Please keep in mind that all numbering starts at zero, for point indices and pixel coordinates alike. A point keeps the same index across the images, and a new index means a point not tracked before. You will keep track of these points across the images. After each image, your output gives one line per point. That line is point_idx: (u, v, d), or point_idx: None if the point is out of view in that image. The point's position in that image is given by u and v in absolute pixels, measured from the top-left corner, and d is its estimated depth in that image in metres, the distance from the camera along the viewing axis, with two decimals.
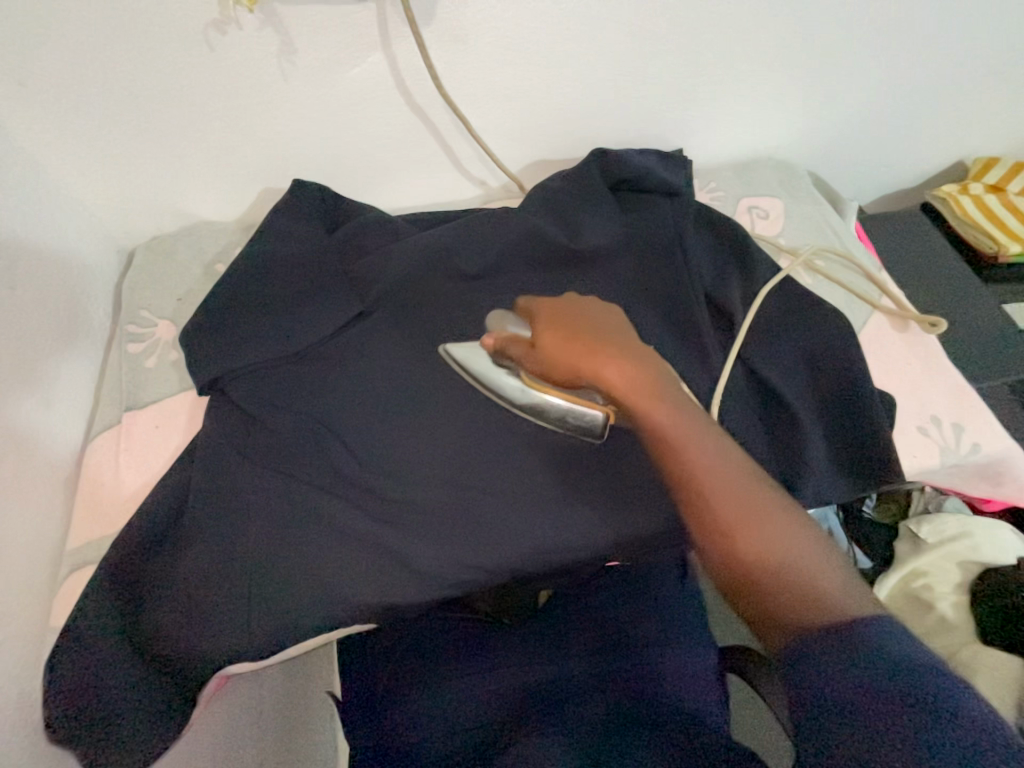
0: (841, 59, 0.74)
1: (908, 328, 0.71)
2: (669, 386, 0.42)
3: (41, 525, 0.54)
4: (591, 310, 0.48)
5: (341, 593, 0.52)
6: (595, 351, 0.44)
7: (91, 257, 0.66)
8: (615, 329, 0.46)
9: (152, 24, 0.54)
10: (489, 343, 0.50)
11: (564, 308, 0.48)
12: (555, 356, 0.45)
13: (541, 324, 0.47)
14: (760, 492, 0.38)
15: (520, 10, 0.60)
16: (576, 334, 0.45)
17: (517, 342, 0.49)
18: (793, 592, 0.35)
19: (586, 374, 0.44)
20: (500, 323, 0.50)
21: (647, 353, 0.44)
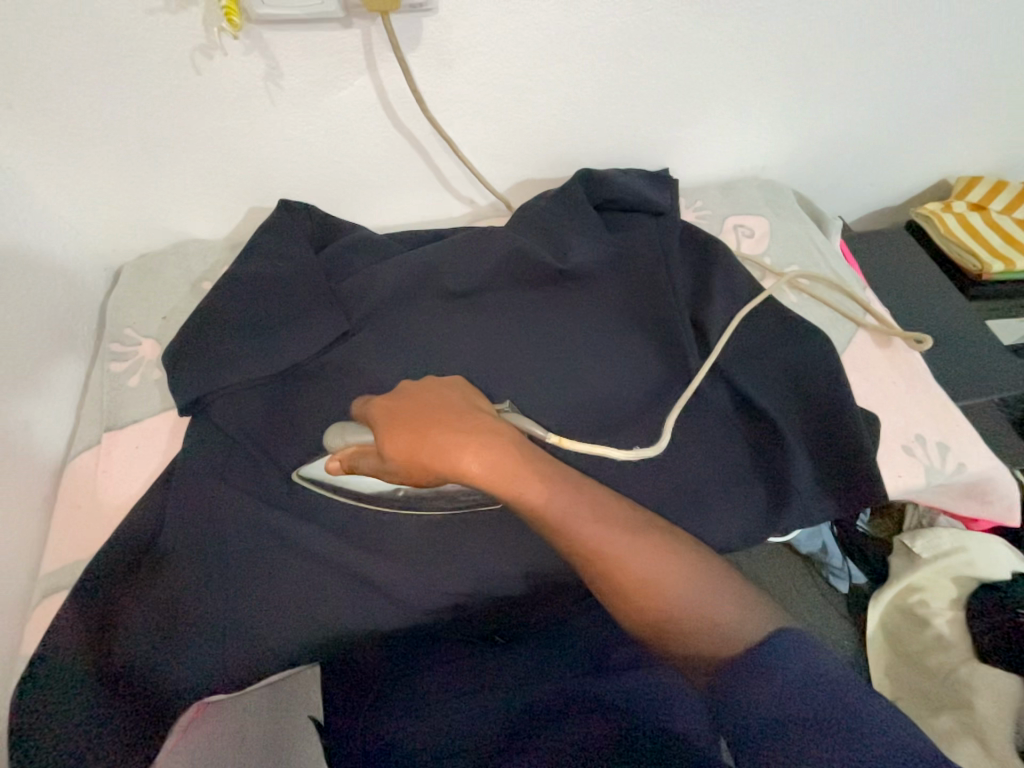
0: (821, 83, 0.76)
1: (892, 345, 0.72)
2: (534, 463, 0.44)
3: (16, 549, 0.53)
4: (429, 395, 0.48)
5: (322, 617, 0.51)
6: (446, 448, 0.43)
7: (77, 275, 0.66)
8: (460, 411, 0.46)
9: (138, 49, 0.54)
10: (336, 463, 0.49)
11: (406, 402, 0.47)
12: (409, 460, 0.44)
13: (383, 427, 0.46)
14: (649, 549, 0.42)
15: (504, 36, 0.61)
16: (421, 429, 0.44)
17: (364, 454, 0.48)
18: (696, 630, 0.40)
19: (447, 473, 0.43)
20: (342, 437, 0.49)
21: (503, 432, 0.45)
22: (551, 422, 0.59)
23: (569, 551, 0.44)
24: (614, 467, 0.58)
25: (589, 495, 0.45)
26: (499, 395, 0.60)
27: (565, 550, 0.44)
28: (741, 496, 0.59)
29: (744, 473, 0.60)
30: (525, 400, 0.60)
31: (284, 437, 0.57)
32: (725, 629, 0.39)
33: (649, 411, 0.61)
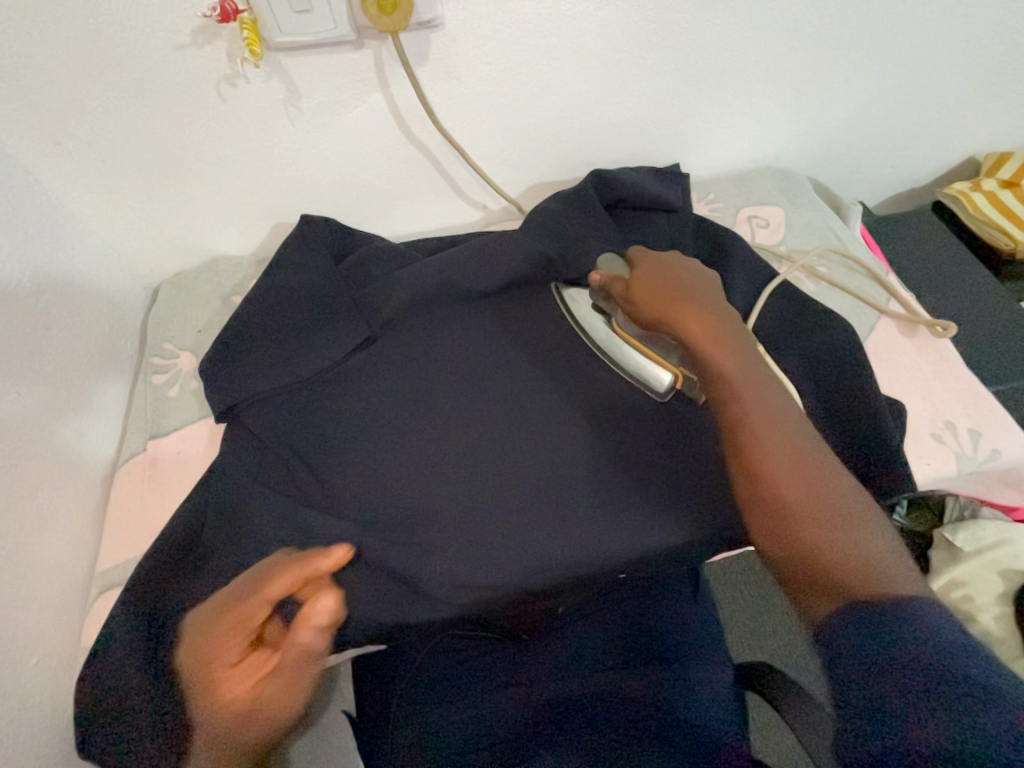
0: (834, 67, 0.74)
1: (917, 332, 0.70)
2: (746, 353, 0.49)
3: (72, 552, 0.57)
4: (684, 271, 0.57)
5: (351, 614, 0.53)
6: (678, 303, 0.53)
7: (119, 294, 0.71)
8: (702, 295, 0.54)
9: (171, 83, 0.58)
10: (596, 280, 0.61)
11: (665, 269, 0.57)
12: (645, 301, 0.55)
13: (643, 273, 0.57)
14: (819, 461, 0.43)
15: (509, 45, 0.63)
16: (666, 285, 0.55)
17: (616, 283, 0.59)
18: (837, 554, 0.38)
19: (667, 319, 0.53)
20: (610, 268, 0.62)
21: (731, 317, 0.52)
22: (569, 420, 0.60)
23: (734, 419, 0.46)
24: (634, 463, 0.58)
25: (783, 395, 0.47)
26: (517, 395, 0.61)
27: (729, 424, 0.46)
28: None
29: None
30: (542, 399, 0.61)
31: (311, 441, 0.59)
32: (863, 566, 0.37)
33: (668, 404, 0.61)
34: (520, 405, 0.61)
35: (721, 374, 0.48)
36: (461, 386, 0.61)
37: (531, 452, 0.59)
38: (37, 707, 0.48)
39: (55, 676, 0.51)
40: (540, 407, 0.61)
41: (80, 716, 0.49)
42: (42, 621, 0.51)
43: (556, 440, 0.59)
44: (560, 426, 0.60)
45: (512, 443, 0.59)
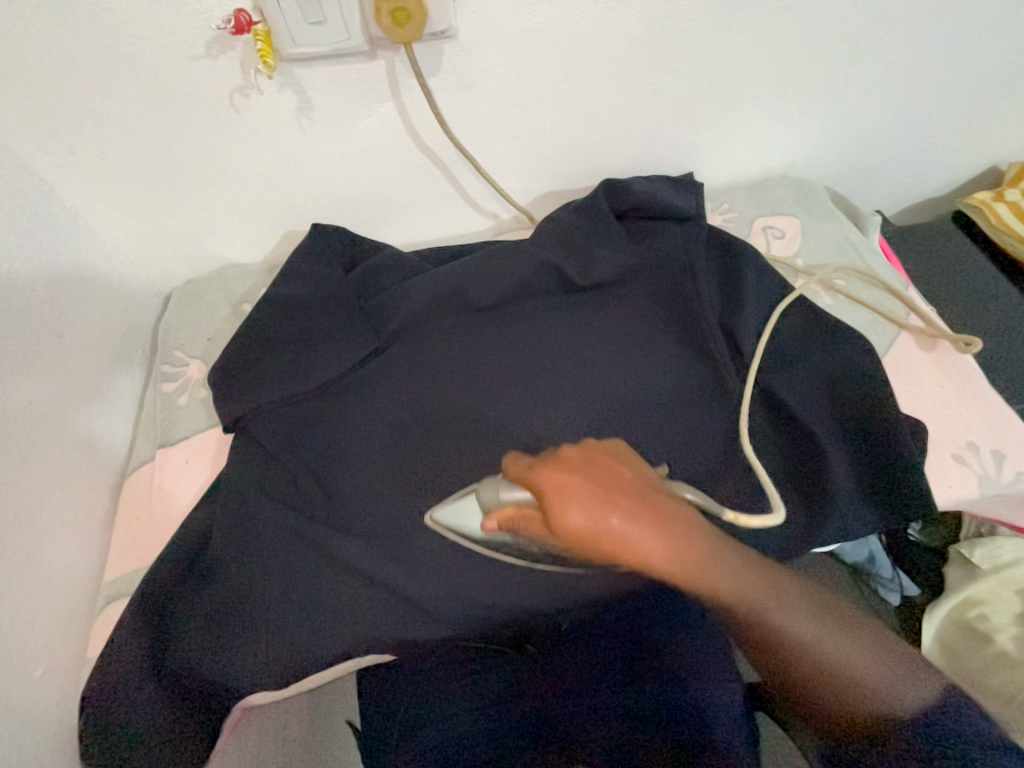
0: (852, 76, 0.73)
1: (939, 348, 0.68)
2: (708, 543, 0.41)
3: (80, 561, 0.57)
4: (603, 469, 0.41)
5: (356, 630, 0.53)
6: (630, 539, 0.39)
7: (131, 302, 0.71)
8: (635, 485, 0.41)
9: (184, 95, 0.58)
10: (490, 522, 0.44)
11: (571, 468, 0.41)
12: (579, 543, 0.40)
13: (548, 497, 0.40)
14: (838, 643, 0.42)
15: (523, 55, 0.62)
16: (601, 513, 0.39)
17: (521, 516, 0.43)
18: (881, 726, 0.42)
19: (625, 560, 0.40)
20: (497, 499, 0.44)
21: (688, 516, 0.41)
22: (577, 434, 0.59)
23: (736, 629, 0.43)
24: None
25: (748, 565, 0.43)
26: (527, 409, 0.60)
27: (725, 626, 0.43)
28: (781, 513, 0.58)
29: (783, 485, 0.59)
30: (553, 414, 0.60)
31: (316, 453, 0.58)
32: None
33: (682, 420, 0.59)
34: (529, 420, 0.59)
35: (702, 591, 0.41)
36: (469, 397, 0.60)
37: None
38: (43, 717, 0.48)
39: (61, 686, 0.51)
40: (550, 422, 0.59)
41: (85, 733, 0.49)
42: (49, 631, 0.52)
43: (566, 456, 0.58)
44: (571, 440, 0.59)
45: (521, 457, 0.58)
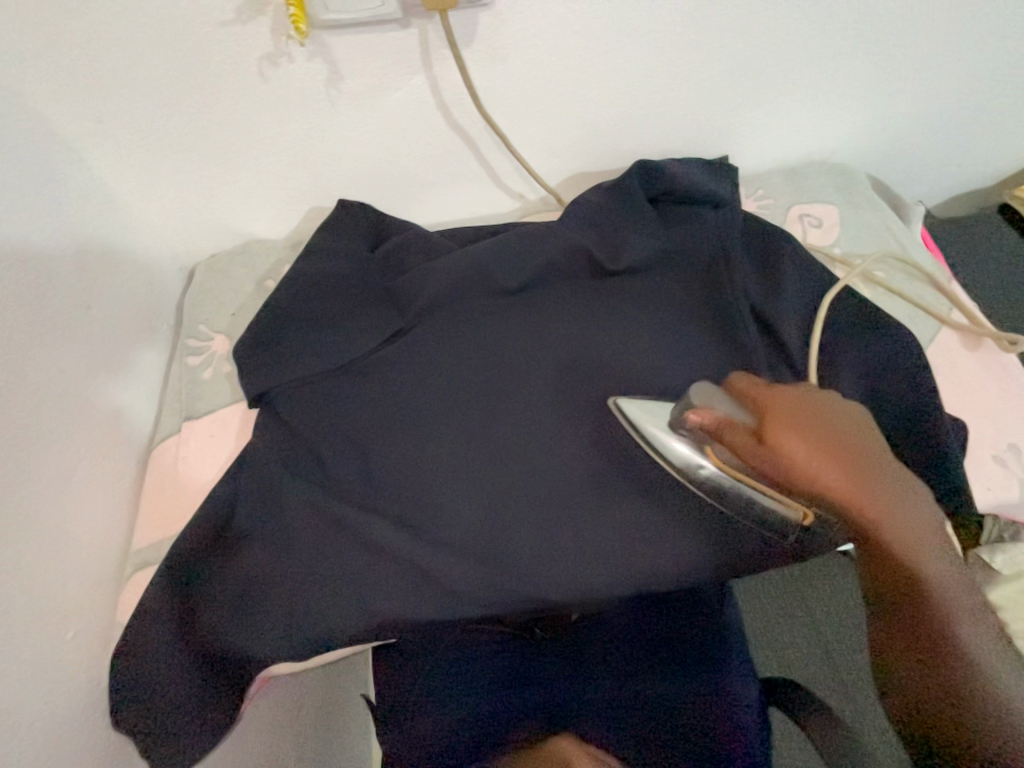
0: (907, 55, 0.69)
1: (982, 345, 0.66)
2: (929, 530, 0.43)
3: (109, 528, 0.58)
4: (826, 409, 0.45)
5: (378, 607, 0.53)
6: (824, 466, 0.43)
7: (156, 274, 0.71)
8: (873, 453, 0.44)
9: (213, 62, 0.57)
10: (694, 418, 0.47)
11: (810, 410, 0.45)
12: (774, 451, 0.44)
13: (779, 417, 0.45)
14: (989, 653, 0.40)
15: (560, 25, 0.59)
16: (808, 434, 0.44)
17: (730, 426, 0.46)
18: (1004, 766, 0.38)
19: (808, 483, 0.43)
20: (706, 402, 0.48)
21: (886, 472, 0.44)
22: (603, 422, 0.58)
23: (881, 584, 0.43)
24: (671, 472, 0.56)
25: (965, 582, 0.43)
26: (552, 394, 0.59)
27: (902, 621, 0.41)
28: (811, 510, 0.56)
29: None
30: (579, 400, 0.59)
31: (339, 432, 0.58)
32: None
33: None
34: (554, 406, 0.59)
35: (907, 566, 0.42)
36: (494, 382, 0.59)
37: (564, 456, 0.57)
38: (73, 677, 0.49)
39: (91, 649, 0.53)
40: (575, 409, 0.59)
41: (116, 694, 0.50)
42: (78, 595, 0.53)
43: (591, 444, 0.57)
44: (596, 428, 0.58)
45: (545, 443, 0.57)
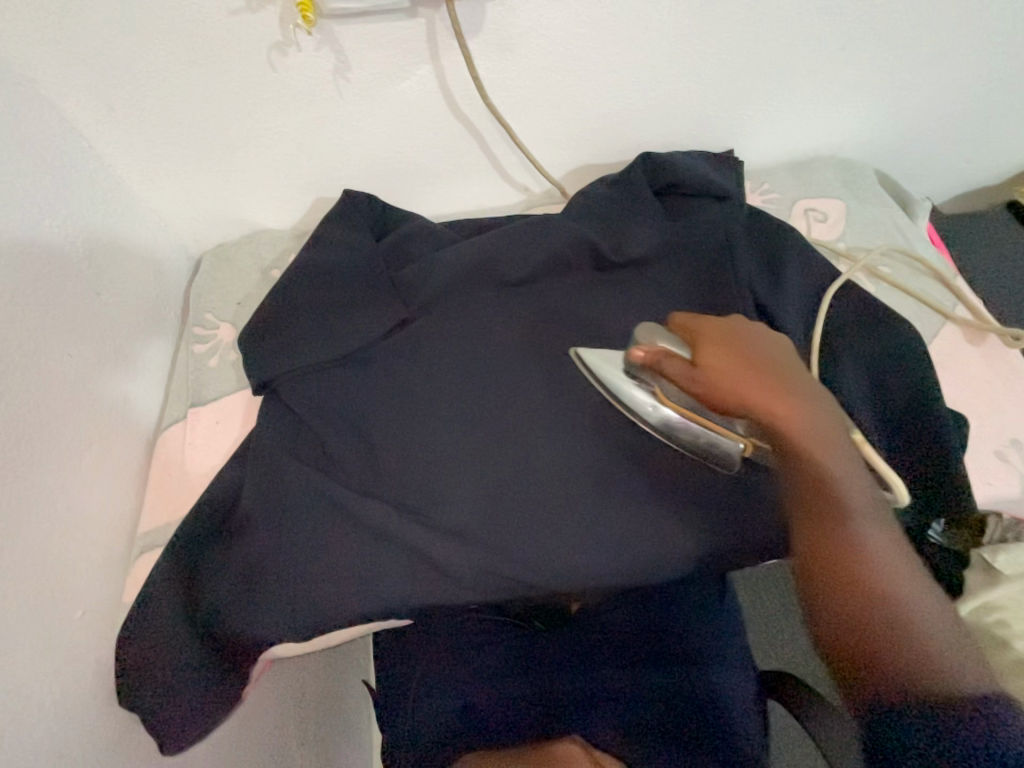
0: (915, 49, 0.68)
1: (987, 340, 0.65)
2: (846, 445, 0.44)
3: (116, 511, 0.59)
4: (755, 338, 0.49)
5: (380, 592, 0.54)
6: (748, 378, 0.46)
7: (164, 262, 0.72)
8: (792, 371, 0.48)
9: (222, 50, 0.57)
10: (637, 356, 0.50)
11: (733, 334, 0.49)
12: (706, 370, 0.47)
13: (708, 342, 0.48)
14: (888, 540, 0.41)
15: (567, 16, 0.59)
16: (736, 354, 0.47)
17: (669, 355, 0.49)
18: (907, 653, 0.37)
19: (733, 394, 0.46)
20: (650, 336, 0.50)
21: (805, 386, 0.47)
22: (605, 413, 0.58)
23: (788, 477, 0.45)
24: (672, 462, 0.56)
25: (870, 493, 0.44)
26: (555, 385, 0.59)
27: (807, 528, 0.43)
28: None
29: None
30: (581, 391, 0.59)
31: (342, 420, 0.58)
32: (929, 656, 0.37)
33: None
34: (555, 397, 0.59)
35: (816, 468, 0.43)
36: (497, 372, 0.60)
37: (565, 445, 0.57)
38: (81, 655, 0.50)
39: (98, 630, 0.53)
40: (577, 400, 0.59)
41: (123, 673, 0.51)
42: (86, 575, 0.54)
43: (591, 434, 0.58)
44: (598, 418, 0.58)
45: (547, 432, 0.58)
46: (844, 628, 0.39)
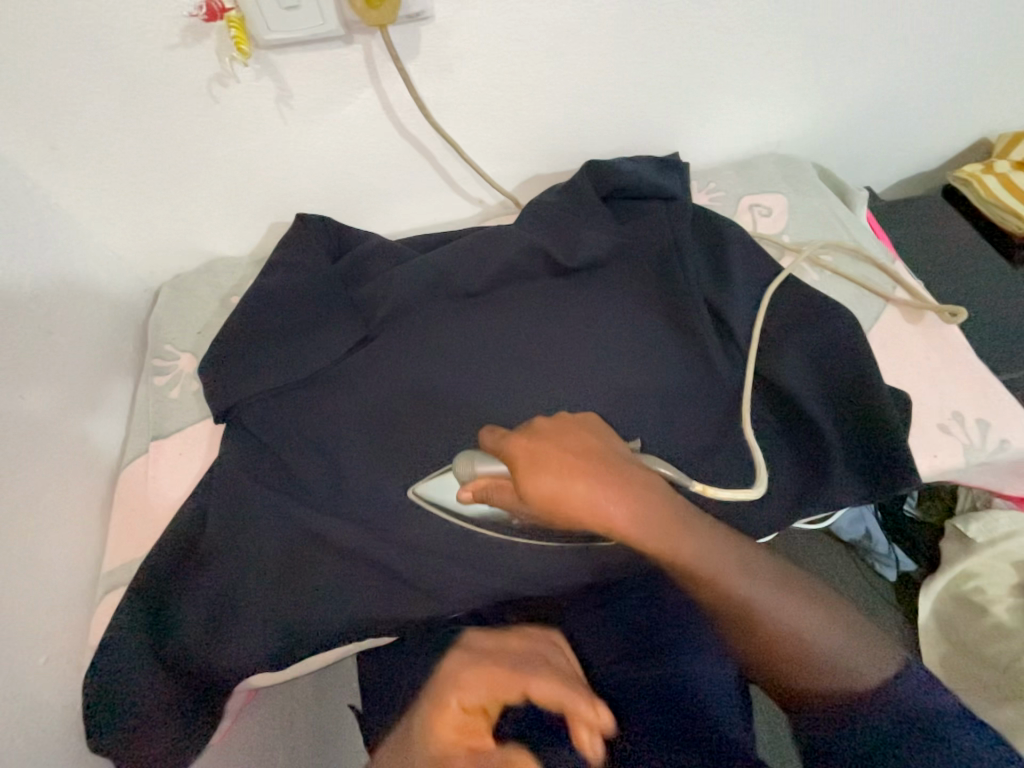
0: (837, 49, 0.72)
1: (925, 319, 0.69)
2: (695, 523, 0.46)
3: (78, 551, 0.58)
4: (573, 437, 0.47)
5: (354, 610, 0.54)
6: (589, 496, 0.44)
7: (119, 296, 0.72)
8: (618, 459, 0.46)
9: (163, 85, 0.58)
10: (467, 491, 0.48)
11: (548, 441, 0.46)
12: (548, 503, 0.44)
13: (523, 466, 0.45)
14: (772, 590, 0.47)
15: (502, 35, 0.61)
16: (567, 472, 0.44)
17: (500, 488, 0.47)
18: (815, 674, 0.45)
19: (587, 517, 0.44)
20: (472, 469, 0.47)
21: (642, 479, 0.46)
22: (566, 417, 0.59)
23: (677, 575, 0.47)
24: None
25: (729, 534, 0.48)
26: (516, 393, 0.61)
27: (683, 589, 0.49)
28: (766, 491, 0.59)
29: (770, 459, 0.60)
30: (542, 396, 0.60)
31: (305, 443, 0.58)
32: (831, 674, 0.44)
33: (669, 397, 0.60)
34: (518, 403, 0.60)
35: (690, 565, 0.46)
36: (458, 382, 0.61)
37: None
38: (48, 702, 0.49)
39: (65, 673, 0.52)
40: (539, 404, 0.60)
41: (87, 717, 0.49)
42: (50, 619, 0.52)
43: None
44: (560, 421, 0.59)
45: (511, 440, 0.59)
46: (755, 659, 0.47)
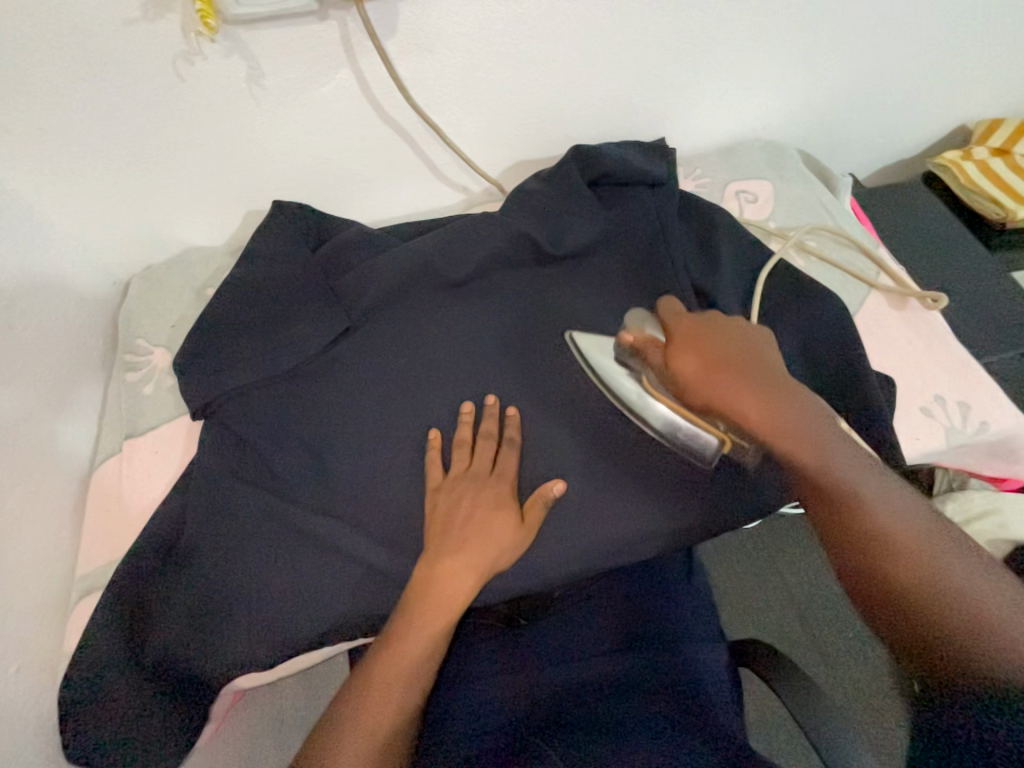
0: (823, 32, 0.71)
1: (908, 305, 0.69)
2: (828, 430, 0.44)
3: (50, 556, 0.56)
4: (730, 334, 0.49)
5: (343, 608, 0.53)
6: (728, 381, 0.46)
7: (86, 289, 0.68)
8: (768, 366, 0.48)
9: (125, 62, 0.55)
10: (626, 339, 0.53)
11: (707, 334, 0.49)
12: (690, 372, 0.48)
13: (679, 339, 0.49)
14: (897, 503, 0.40)
15: (484, 13, 0.59)
16: (710, 356, 0.48)
17: (654, 349, 0.51)
18: (963, 625, 0.33)
19: (719, 402, 0.46)
20: (640, 325, 0.53)
21: (783, 385, 0.46)
22: (555, 407, 0.59)
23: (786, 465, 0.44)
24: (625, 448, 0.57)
25: (874, 467, 0.43)
26: (504, 384, 0.60)
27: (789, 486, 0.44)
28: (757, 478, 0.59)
29: None
30: (530, 386, 0.59)
31: (288, 438, 0.57)
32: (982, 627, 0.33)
33: None
34: (507, 394, 0.59)
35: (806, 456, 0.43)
36: (445, 374, 0.60)
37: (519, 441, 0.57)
38: (21, 714, 0.47)
39: (39, 683, 0.50)
40: (528, 395, 0.59)
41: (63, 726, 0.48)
42: (19, 627, 0.50)
43: (543, 428, 0.58)
44: (549, 412, 0.59)
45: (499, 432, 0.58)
46: (867, 596, 0.38)
